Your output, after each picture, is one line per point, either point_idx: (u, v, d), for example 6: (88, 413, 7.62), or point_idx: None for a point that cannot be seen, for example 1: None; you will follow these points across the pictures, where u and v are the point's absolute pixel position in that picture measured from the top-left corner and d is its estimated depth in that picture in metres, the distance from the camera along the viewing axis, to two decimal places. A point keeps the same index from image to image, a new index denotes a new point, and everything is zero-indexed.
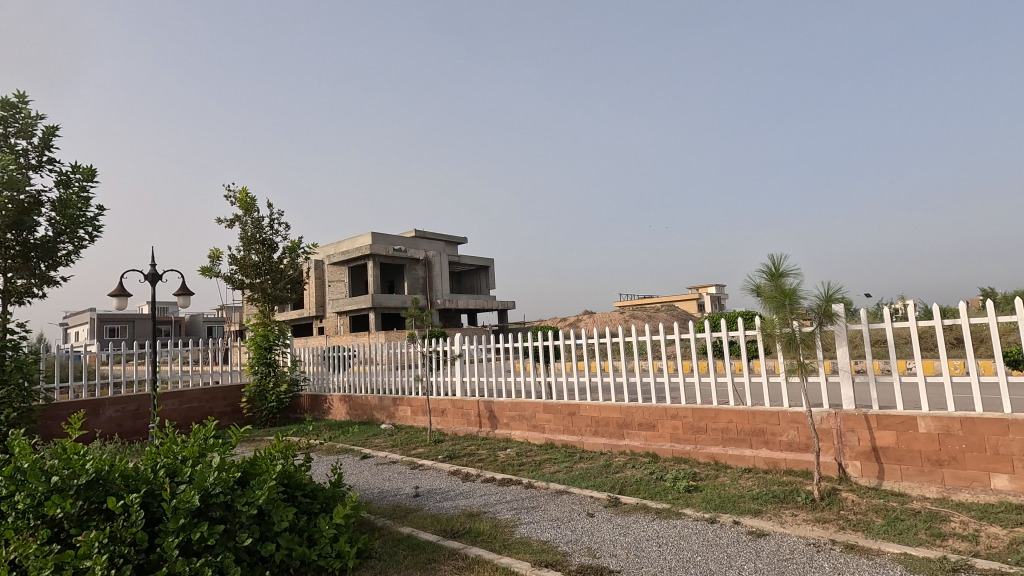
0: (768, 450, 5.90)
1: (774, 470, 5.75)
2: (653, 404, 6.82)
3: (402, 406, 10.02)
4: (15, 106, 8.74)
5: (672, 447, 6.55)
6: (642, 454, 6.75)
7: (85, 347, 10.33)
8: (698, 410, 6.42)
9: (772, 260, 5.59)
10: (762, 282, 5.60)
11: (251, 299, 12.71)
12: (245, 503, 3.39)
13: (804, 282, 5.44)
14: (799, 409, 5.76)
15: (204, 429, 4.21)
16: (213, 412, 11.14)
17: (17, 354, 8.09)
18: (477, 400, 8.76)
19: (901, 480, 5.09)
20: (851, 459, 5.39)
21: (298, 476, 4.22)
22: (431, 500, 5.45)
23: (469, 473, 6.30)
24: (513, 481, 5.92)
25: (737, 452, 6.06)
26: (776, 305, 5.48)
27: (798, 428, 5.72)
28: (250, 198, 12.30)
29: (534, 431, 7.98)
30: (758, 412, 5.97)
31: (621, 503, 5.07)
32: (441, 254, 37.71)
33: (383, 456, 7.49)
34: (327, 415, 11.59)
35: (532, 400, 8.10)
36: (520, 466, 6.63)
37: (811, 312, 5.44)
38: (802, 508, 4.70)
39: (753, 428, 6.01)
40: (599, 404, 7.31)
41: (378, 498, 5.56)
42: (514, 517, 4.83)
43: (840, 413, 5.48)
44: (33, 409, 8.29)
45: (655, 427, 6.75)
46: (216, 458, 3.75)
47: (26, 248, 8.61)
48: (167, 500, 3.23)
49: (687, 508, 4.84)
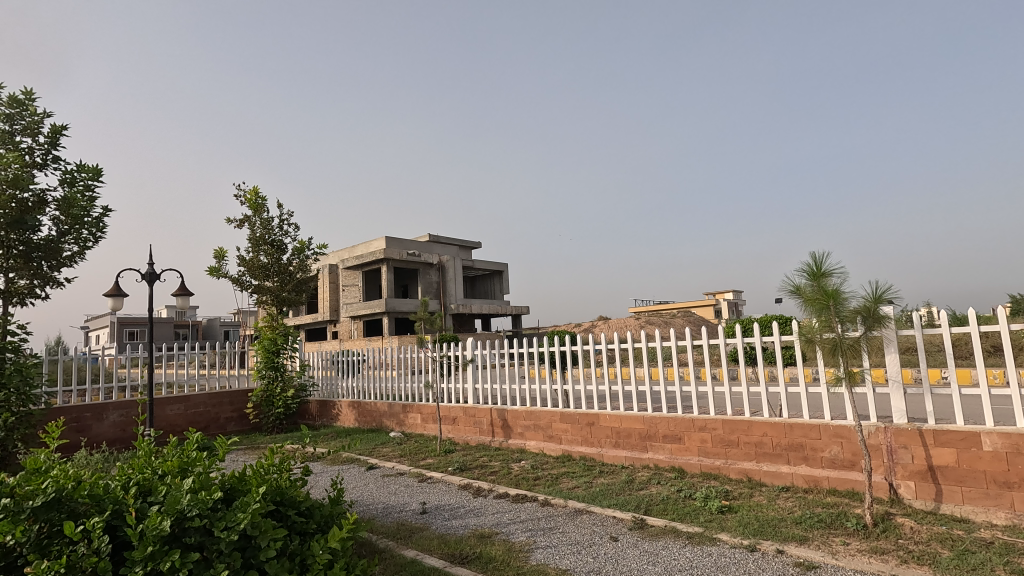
0: (807, 466, 5.38)
1: (815, 489, 5.23)
2: (679, 415, 6.32)
3: (412, 413, 9.63)
4: (22, 103, 8.54)
5: (701, 461, 6.06)
6: (668, 469, 6.26)
7: (102, 350, 10.13)
8: (728, 422, 5.92)
9: (813, 258, 5.08)
10: (802, 282, 5.10)
11: (260, 301, 12.41)
12: (224, 528, 2.98)
13: (849, 281, 4.92)
14: (842, 422, 5.22)
15: (185, 442, 3.84)
16: (220, 417, 10.86)
17: (19, 357, 7.83)
18: (490, 407, 8.32)
19: (962, 504, 4.55)
20: (903, 479, 4.86)
21: (291, 493, 3.89)
22: (439, 518, 5.03)
23: (480, 488, 5.85)
24: (528, 497, 5.46)
25: (773, 469, 5.55)
26: (818, 308, 4.96)
27: (842, 443, 5.18)
28: (259, 197, 12.05)
29: (550, 442, 7.52)
30: (795, 425, 5.46)
31: (648, 525, 4.58)
32: (456, 258, 37.41)
33: (390, 467, 7.09)
34: (335, 421, 11.23)
35: (548, 409, 7.64)
36: (536, 481, 6.17)
37: (860, 314, 4.90)
38: (853, 535, 4.18)
39: (791, 443, 5.49)
40: (620, 414, 6.81)
41: (382, 515, 5.14)
42: (529, 539, 4.39)
43: (891, 428, 4.95)
44: (33, 413, 8.02)
45: (681, 440, 6.26)
46: (198, 474, 3.40)
47: (29, 248, 8.36)
48: (134, 526, 2.82)
49: (721, 532, 4.34)
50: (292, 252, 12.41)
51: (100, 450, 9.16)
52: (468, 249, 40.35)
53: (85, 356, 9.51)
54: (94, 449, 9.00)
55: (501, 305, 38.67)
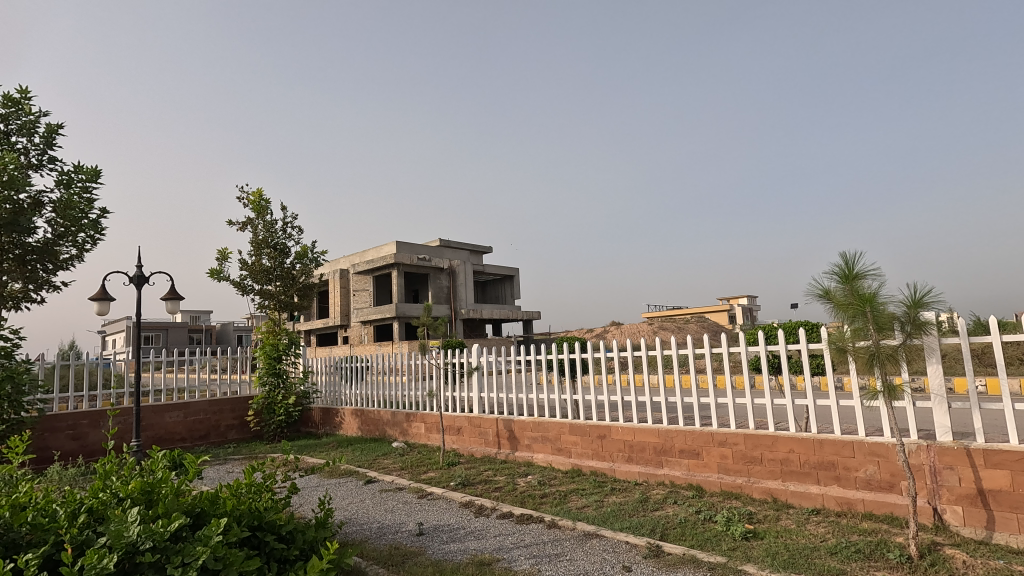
0: (839, 487, 4.91)
1: (848, 513, 4.77)
2: (696, 428, 5.87)
3: (416, 423, 9.26)
4: (17, 103, 8.36)
5: (720, 479, 5.61)
6: (685, 486, 5.82)
7: (115, 354, 9.96)
8: (751, 436, 5.47)
9: (844, 259, 4.63)
10: (832, 285, 4.64)
11: (262, 305, 12.13)
12: (178, 566, 2.63)
13: (884, 283, 4.46)
14: (879, 439, 4.75)
15: (154, 460, 3.50)
16: (221, 425, 10.57)
17: (12, 363, 7.61)
18: (495, 418, 7.92)
19: (1019, 533, 4.06)
20: (949, 504, 4.38)
21: (270, 517, 3.53)
22: (436, 540, 4.64)
23: (483, 506, 5.45)
24: (534, 518, 5.05)
25: (801, 489, 5.08)
26: (851, 314, 4.50)
27: (878, 463, 4.72)
28: (262, 199, 11.81)
29: (558, 455, 7.11)
30: (825, 442, 5.00)
31: (664, 553, 4.15)
32: (467, 262, 37.15)
33: (389, 481, 6.70)
34: (338, 429, 10.90)
35: (556, 420, 7.22)
36: (542, 499, 5.74)
37: (898, 320, 4.42)
38: (897, 569, 3.72)
39: (821, 461, 5.03)
40: (632, 426, 6.38)
41: (375, 537, 4.75)
42: (532, 568, 3.99)
43: (934, 446, 4.48)
44: (25, 421, 7.77)
45: (699, 455, 5.81)
46: (161, 499, 3.06)
47: (24, 252, 8.15)
48: (71, 564, 2.48)
49: (747, 563, 3.89)
50: (294, 257, 12.14)
51: (77, 462, 8.70)
52: (479, 254, 40.04)
53: (98, 361, 9.37)
54: (66, 463, 8.50)
55: (496, 305, 39.47)
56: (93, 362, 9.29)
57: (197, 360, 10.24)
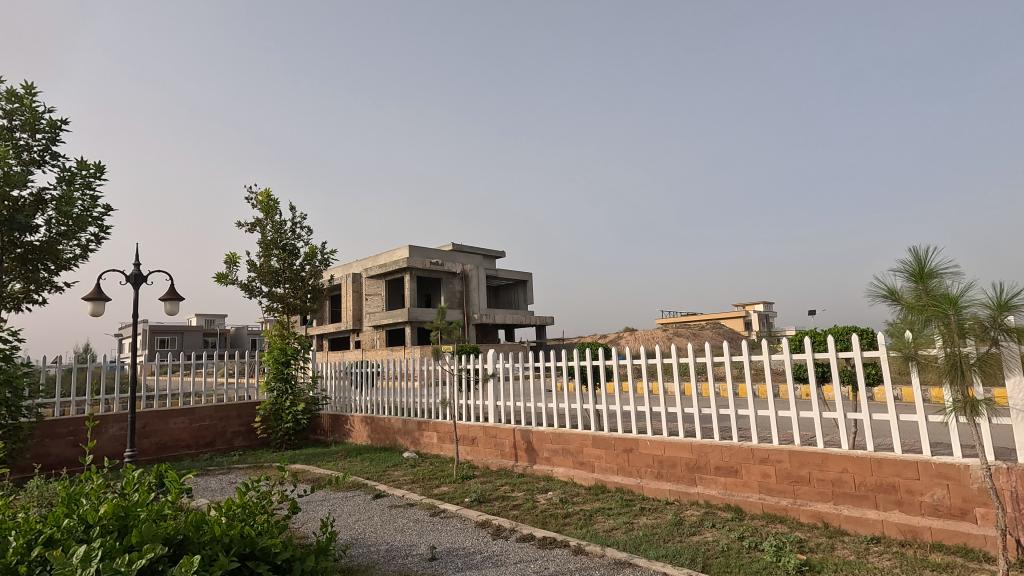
0: (901, 513, 4.38)
1: (913, 543, 4.23)
2: (735, 443, 5.36)
3: (428, 432, 8.82)
4: (21, 99, 8.12)
5: (762, 500, 5.10)
6: (721, 507, 5.31)
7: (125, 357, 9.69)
8: (797, 453, 4.94)
9: (915, 254, 4.11)
10: (900, 284, 4.16)
11: (270, 308, 11.80)
12: None
13: (966, 283, 3.90)
14: (947, 460, 4.21)
15: (132, 478, 3.09)
16: (227, 432, 10.22)
17: (11, 366, 7.28)
18: (512, 428, 7.45)
19: None
20: None
21: (264, 545, 3.09)
22: (449, 566, 4.19)
23: (501, 527, 4.98)
24: (558, 543, 4.57)
25: (857, 514, 4.55)
26: (927, 316, 3.94)
27: (948, 486, 4.17)
28: (270, 199, 11.49)
29: (580, 469, 6.62)
30: (884, 461, 4.46)
31: None
32: (480, 267, 36.74)
33: (399, 495, 6.26)
34: (347, 437, 10.50)
35: (577, 431, 6.73)
36: (566, 519, 5.26)
37: (982, 325, 3.83)
38: None
39: (880, 483, 4.49)
40: (662, 440, 5.88)
41: (383, 562, 4.31)
42: None
43: (1017, 469, 3.93)
44: (23, 426, 7.44)
45: (737, 473, 5.30)
46: (133, 526, 2.62)
47: (25, 251, 7.89)
48: None
49: None
50: (303, 258, 11.79)
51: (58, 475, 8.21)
52: (492, 258, 39.61)
53: (116, 365, 9.21)
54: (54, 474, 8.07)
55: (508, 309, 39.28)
56: (102, 365, 9.01)
57: (212, 364, 9.96)
